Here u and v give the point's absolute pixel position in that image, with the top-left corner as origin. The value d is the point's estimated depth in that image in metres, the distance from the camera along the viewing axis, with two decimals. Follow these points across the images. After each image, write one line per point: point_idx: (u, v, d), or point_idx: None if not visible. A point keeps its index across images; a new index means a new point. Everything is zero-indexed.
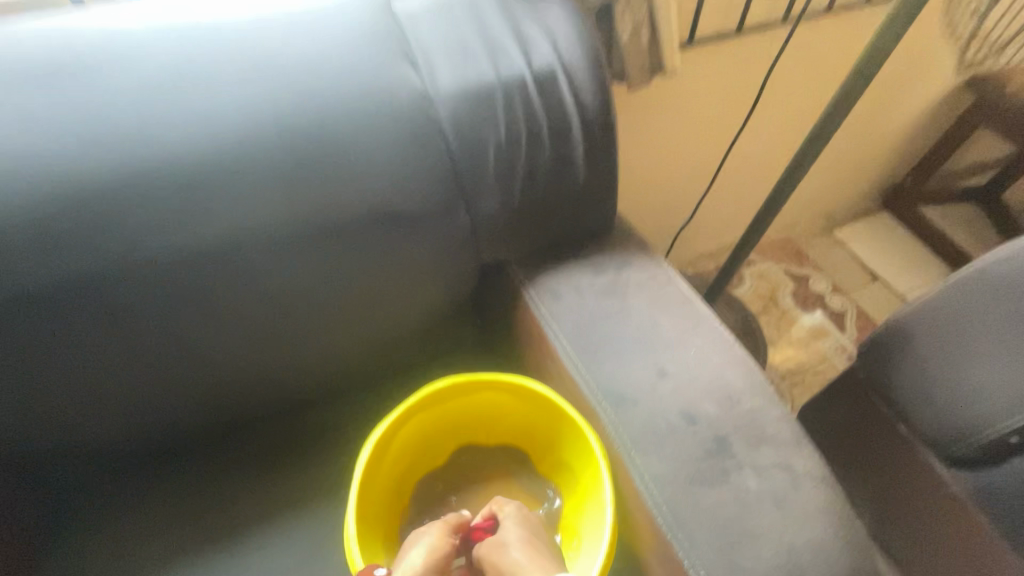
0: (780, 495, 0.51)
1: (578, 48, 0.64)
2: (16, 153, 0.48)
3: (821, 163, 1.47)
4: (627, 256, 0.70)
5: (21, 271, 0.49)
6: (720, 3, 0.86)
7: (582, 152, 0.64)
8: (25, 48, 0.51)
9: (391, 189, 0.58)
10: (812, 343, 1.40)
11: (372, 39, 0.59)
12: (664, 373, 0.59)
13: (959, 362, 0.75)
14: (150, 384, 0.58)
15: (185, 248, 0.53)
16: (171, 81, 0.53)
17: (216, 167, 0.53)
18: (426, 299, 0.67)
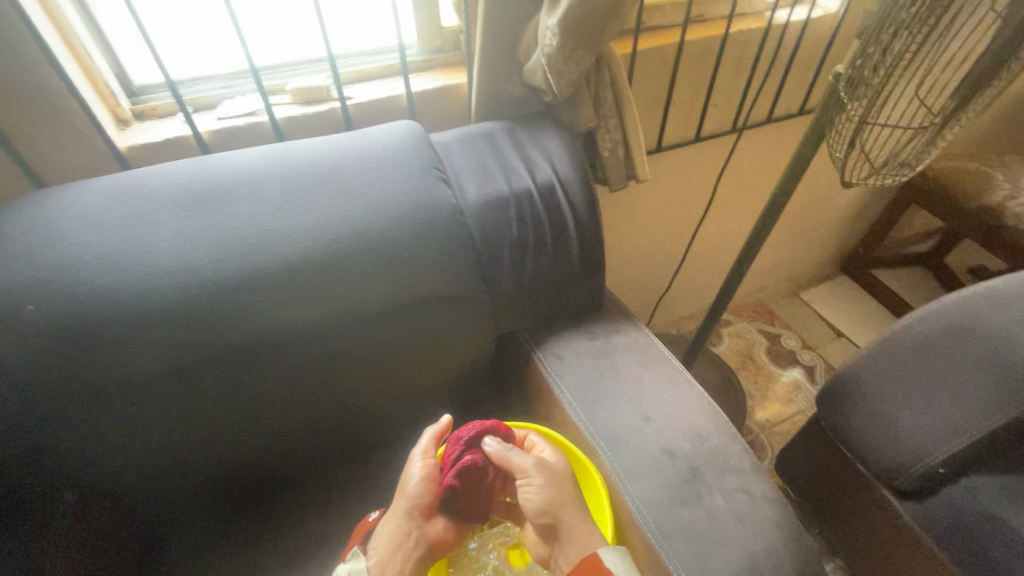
0: (742, 512, 0.66)
1: (572, 167, 0.83)
2: (165, 259, 0.63)
3: (781, 236, 1.69)
4: (615, 324, 0.87)
5: (154, 348, 0.63)
6: (679, 121, 1.09)
7: (576, 244, 0.82)
8: (171, 180, 0.67)
9: (431, 278, 0.75)
10: (787, 395, 1.55)
11: (417, 163, 0.77)
12: (647, 418, 0.74)
13: (888, 404, 0.91)
14: (243, 430, 0.73)
15: (278, 326, 0.69)
16: (278, 202, 0.69)
17: (289, 269, 0.67)
18: (453, 359, 0.85)
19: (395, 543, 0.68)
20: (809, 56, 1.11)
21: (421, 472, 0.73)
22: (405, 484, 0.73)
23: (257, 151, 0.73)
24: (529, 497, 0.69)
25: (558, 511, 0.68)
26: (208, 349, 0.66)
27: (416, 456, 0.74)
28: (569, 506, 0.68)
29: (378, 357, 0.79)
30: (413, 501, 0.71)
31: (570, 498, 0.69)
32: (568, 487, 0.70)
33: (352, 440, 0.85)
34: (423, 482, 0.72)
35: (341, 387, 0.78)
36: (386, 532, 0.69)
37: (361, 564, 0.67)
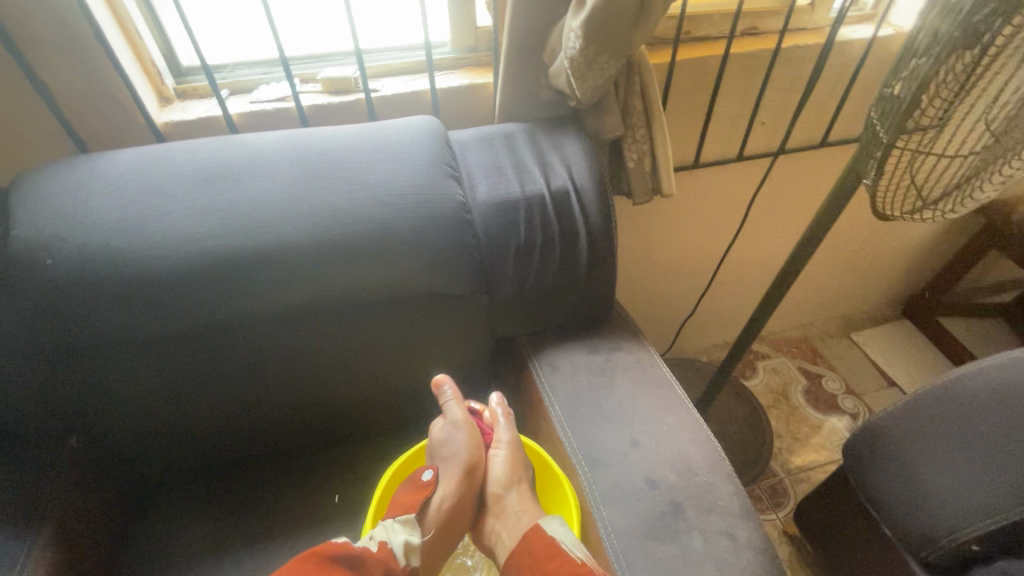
0: (721, 557, 0.62)
1: (589, 174, 0.80)
2: (172, 228, 0.66)
3: (833, 270, 1.57)
4: (619, 341, 0.84)
5: (155, 313, 0.66)
6: (718, 137, 1.04)
7: (585, 254, 0.79)
8: (193, 155, 0.71)
9: (428, 271, 0.74)
10: (820, 441, 1.43)
11: (430, 159, 0.77)
12: (635, 443, 0.70)
13: (920, 465, 0.82)
14: (234, 399, 0.76)
15: (274, 303, 0.70)
16: (288, 184, 0.71)
17: (288, 249, 0.68)
18: (449, 356, 0.84)
19: (446, 517, 0.74)
20: (874, 77, 1.02)
21: (463, 443, 0.77)
22: (446, 455, 0.78)
23: (278, 135, 0.75)
24: (496, 467, 0.77)
25: (513, 484, 0.76)
26: (210, 320, 0.69)
27: (449, 422, 0.78)
28: (523, 476, 0.77)
29: (373, 345, 0.79)
30: (462, 471, 0.76)
31: (523, 473, 0.78)
32: (521, 467, 0.78)
33: (343, 425, 0.85)
34: (468, 453, 0.77)
35: (335, 371, 0.79)
36: (441, 507, 0.74)
37: (416, 535, 0.68)
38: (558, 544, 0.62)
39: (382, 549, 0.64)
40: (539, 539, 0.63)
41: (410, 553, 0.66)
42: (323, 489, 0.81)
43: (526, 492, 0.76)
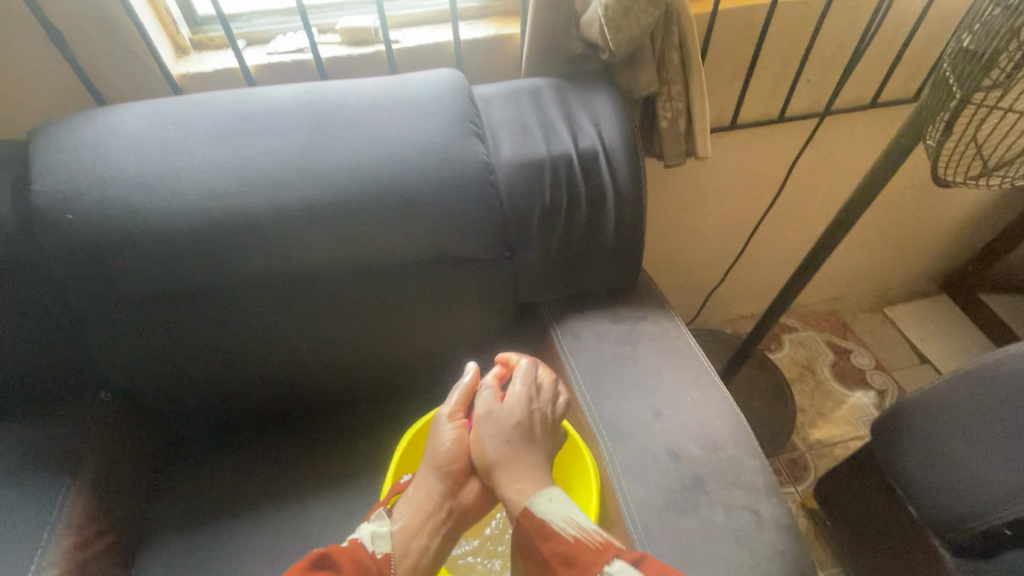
0: (743, 532, 0.61)
1: (620, 133, 0.76)
2: (190, 186, 0.64)
3: (871, 241, 1.50)
4: (644, 310, 0.81)
5: (176, 271, 0.66)
6: (759, 96, 0.98)
7: (613, 220, 0.76)
8: (210, 109, 0.69)
9: (449, 232, 0.72)
10: (845, 416, 1.40)
11: (454, 116, 0.73)
12: (658, 415, 0.69)
13: (954, 446, 0.79)
14: (255, 358, 0.76)
15: (294, 264, 0.69)
16: (306, 141, 0.68)
17: (306, 208, 0.67)
18: (469, 321, 0.83)
19: (422, 506, 0.67)
20: (936, 30, 0.94)
21: (449, 435, 0.70)
22: (434, 441, 0.71)
23: (296, 88, 0.73)
24: (477, 447, 0.68)
25: (501, 465, 0.66)
26: (232, 279, 0.68)
27: (448, 414, 0.72)
28: (512, 458, 0.66)
29: (393, 310, 0.78)
30: (444, 458, 0.69)
31: (518, 451, 0.67)
32: (518, 446, 0.67)
33: (363, 387, 0.85)
34: (453, 444, 0.70)
35: (354, 334, 0.78)
36: (415, 496, 0.68)
37: (385, 526, 0.65)
38: (548, 525, 0.58)
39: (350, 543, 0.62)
40: (529, 525, 0.59)
41: (380, 543, 0.63)
42: (343, 448, 0.82)
43: (519, 471, 0.65)
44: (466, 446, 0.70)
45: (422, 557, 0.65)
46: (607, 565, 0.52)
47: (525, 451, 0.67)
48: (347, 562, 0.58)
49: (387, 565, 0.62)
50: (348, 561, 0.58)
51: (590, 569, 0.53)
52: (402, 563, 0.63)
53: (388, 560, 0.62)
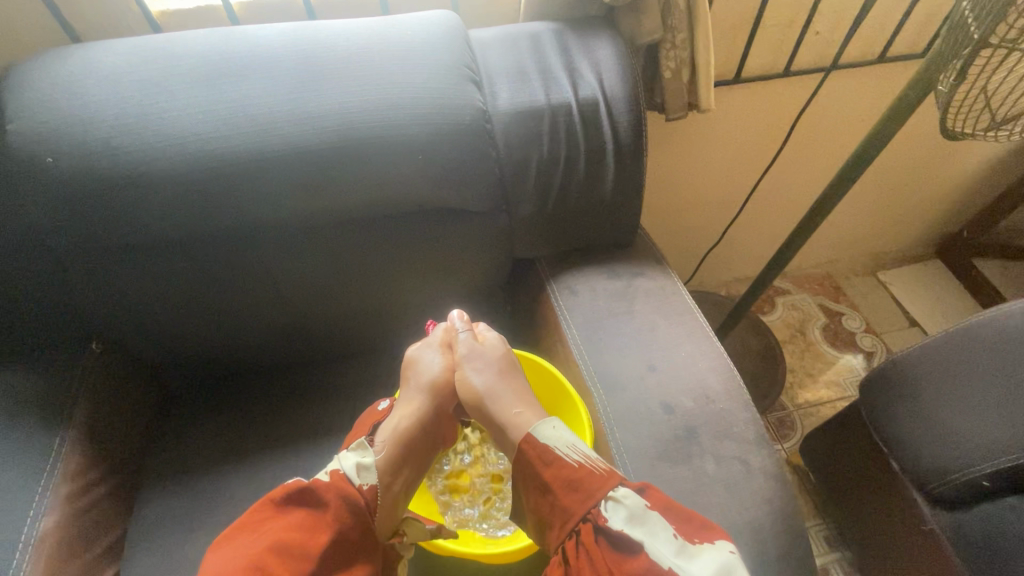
0: (733, 481, 0.62)
1: (621, 82, 0.73)
2: (176, 129, 0.62)
3: (869, 204, 1.49)
4: (641, 267, 0.80)
5: (165, 219, 0.64)
6: (765, 48, 0.95)
7: (612, 173, 0.74)
8: (192, 49, 0.65)
9: (442, 184, 0.70)
10: (833, 377, 1.42)
11: (450, 61, 0.70)
12: (653, 368, 0.69)
13: (939, 403, 0.81)
14: (248, 310, 0.75)
15: (284, 214, 0.67)
16: (295, 85, 0.65)
17: (296, 155, 0.64)
18: (464, 277, 0.82)
19: (405, 435, 0.70)
20: None
21: (435, 366, 0.75)
22: (416, 379, 0.74)
23: (282, 27, 0.69)
24: (465, 382, 0.73)
25: (490, 396, 0.71)
26: (218, 228, 0.67)
27: (431, 356, 0.76)
28: (500, 386, 0.71)
29: (386, 264, 0.76)
30: (428, 392, 0.73)
31: (505, 380, 0.72)
32: (505, 377, 0.72)
33: (357, 342, 0.85)
34: (438, 376, 0.74)
35: (347, 288, 0.77)
36: (399, 426, 0.70)
37: (368, 457, 0.66)
38: (553, 452, 0.62)
39: (333, 476, 0.62)
40: (532, 450, 0.63)
41: (364, 475, 0.64)
42: (337, 401, 0.82)
43: (513, 395, 0.70)
44: (450, 378, 0.75)
45: (399, 489, 0.68)
46: (610, 491, 0.56)
47: (511, 381, 0.72)
48: (336, 498, 0.59)
49: (373, 496, 0.63)
50: (336, 496, 0.59)
51: (593, 494, 0.57)
52: (384, 493, 0.66)
53: (374, 491, 0.63)
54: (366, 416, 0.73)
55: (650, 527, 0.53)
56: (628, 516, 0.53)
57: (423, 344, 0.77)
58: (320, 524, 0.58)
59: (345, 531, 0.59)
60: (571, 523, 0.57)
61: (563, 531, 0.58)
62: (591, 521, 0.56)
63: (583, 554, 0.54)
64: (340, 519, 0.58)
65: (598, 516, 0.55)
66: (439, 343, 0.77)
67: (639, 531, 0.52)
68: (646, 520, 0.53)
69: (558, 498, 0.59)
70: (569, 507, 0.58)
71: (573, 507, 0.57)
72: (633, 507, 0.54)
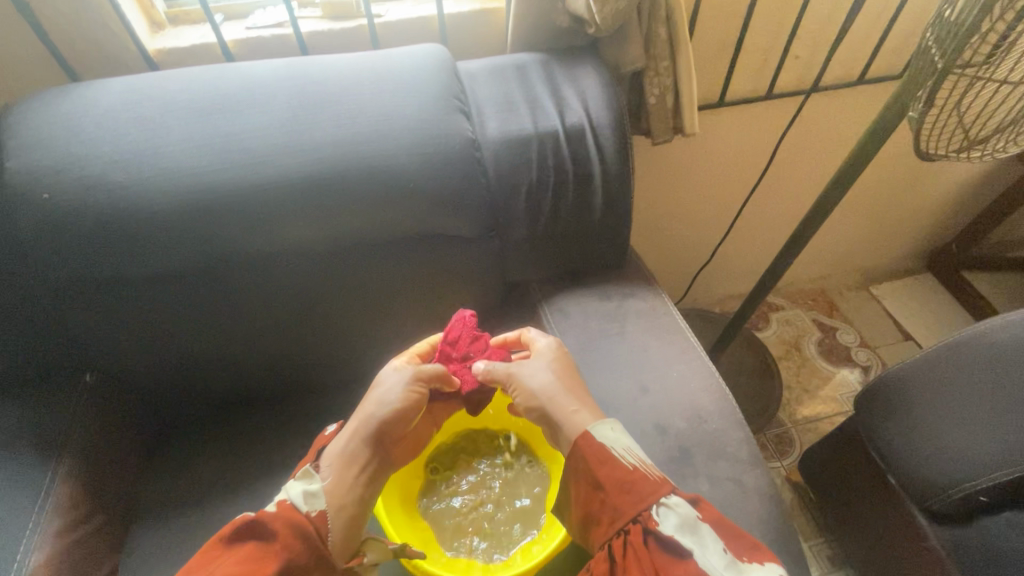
0: (727, 502, 0.62)
1: (606, 109, 0.75)
2: (171, 164, 0.63)
3: (857, 220, 1.51)
4: (632, 288, 0.81)
5: (161, 253, 0.65)
6: (747, 73, 0.98)
7: (600, 197, 0.76)
8: (188, 86, 0.67)
9: (433, 210, 0.71)
10: (829, 392, 1.42)
11: (439, 93, 0.72)
12: (645, 389, 0.70)
13: (932, 418, 0.81)
14: (243, 339, 0.76)
15: (279, 244, 0.69)
16: (288, 119, 0.67)
17: (290, 187, 0.66)
18: (457, 302, 0.83)
19: (354, 458, 0.64)
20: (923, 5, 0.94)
21: (397, 384, 0.67)
22: (372, 395, 0.68)
23: (275, 63, 0.71)
24: (523, 388, 0.65)
25: (549, 399, 0.63)
26: (212, 258, 0.67)
27: (387, 370, 0.70)
28: (561, 391, 0.64)
29: (380, 290, 0.77)
30: (383, 413, 0.65)
31: (568, 385, 0.65)
32: (562, 377, 0.65)
33: (351, 368, 0.85)
34: (399, 394, 0.66)
35: (340, 315, 0.78)
36: (347, 449, 0.64)
37: (317, 483, 0.61)
38: (608, 450, 0.58)
39: (278, 507, 0.57)
40: (590, 448, 0.58)
41: (312, 502, 0.59)
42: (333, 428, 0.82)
43: (578, 400, 0.63)
44: (413, 396, 0.67)
45: (360, 513, 0.61)
46: (663, 498, 0.54)
47: (576, 387, 0.65)
48: (283, 527, 0.55)
49: (324, 521, 0.58)
50: (282, 526, 0.55)
51: (646, 498, 0.54)
52: (336, 519, 0.59)
53: (324, 517, 0.58)
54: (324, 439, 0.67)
55: (702, 537, 0.51)
56: (680, 523, 0.52)
57: (391, 359, 0.71)
58: (268, 553, 0.53)
59: (296, 559, 0.54)
60: (620, 522, 0.54)
61: (611, 529, 0.54)
62: (641, 523, 0.53)
63: (630, 553, 0.51)
64: (287, 547, 0.54)
65: (649, 519, 0.53)
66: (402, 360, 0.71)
67: (690, 539, 0.50)
68: (698, 530, 0.51)
69: (610, 497, 0.55)
70: (621, 507, 0.54)
71: (623, 506, 0.54)
72: (684, 515, 0.52)
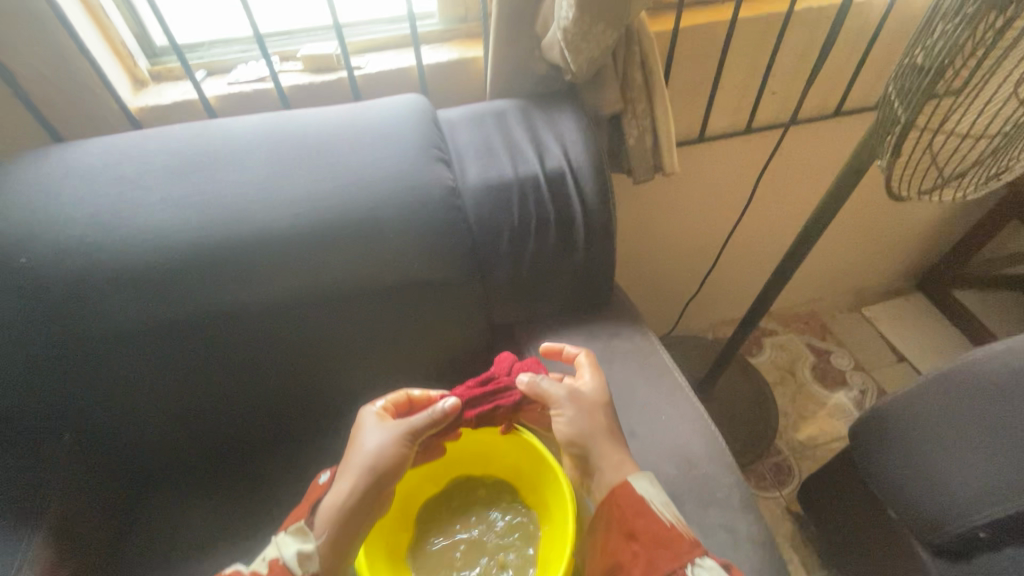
0: (720, 552, 0.61)
1: (586, 152, 0.76)
2: (150, 223, 0.63)
3: (844, 243, 1.52)
4: (619, 327, 0.81)
5: (140, 312, 0.65)
6: (725, 108, 0.99)
7: (582, 239, 0.76)
8: (169, 145, 0.68)
9: (415, 257, 0.71)
10: (826, 417, 1.41)
11: (419, 142, 0.73)
12: (633, 434, 0.69)
13: (927, 450, 0.80)
14: (226, 393, 0.75)
15: (260, 298, 0.68)
16: (268, 173, 0.67)
17: (270, 241, 0.66)
18: (443, 346, 0.82)
19: (343, 518, 0.62)
20: (893, 40, 0.96)
21: (384, 438, 0.65)
22: (355, 446, 0.65)
23: (256, 118, 0.72)
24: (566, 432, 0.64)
25: (591, 444, 0.63)
26: (192, 315, 0.67)
27: (366, 419, 0.67)
28: (602, 434, 0.63)
29: (364, 337, 0.77)
30: (370, 471, 0.63)
31: (608, 427, 0.64)
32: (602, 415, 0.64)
33: (337, 415, 0.84)
34: (385, 450, 0.64)
35: (324, 364, 0.77)
36: (336, 508, 0.63)
37: (310, 543, 0.61)
38: (646, 503, 0.58)
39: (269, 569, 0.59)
40: (631, 496, 0.58)
41: (306, 564, 0.60)
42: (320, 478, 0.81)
43: (616, 444, 0.63)
44: (400, 450, 0.65)
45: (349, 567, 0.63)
46: (697, 558, 0.54)
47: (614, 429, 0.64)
48: None
49: None
50: None
51: (679, 558, 0.54)
52: None
53: None
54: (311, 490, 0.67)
55: None
56: None
57: (366, 405, 0.68)
58: None
59: None
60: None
61: None
62: None
63: None
64: None
65: None
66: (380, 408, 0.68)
67: None
68: None
69: (645, 552, 0.55)
70: (653, 560, 0.54)
71: (658, 562, 0.54)
72: None
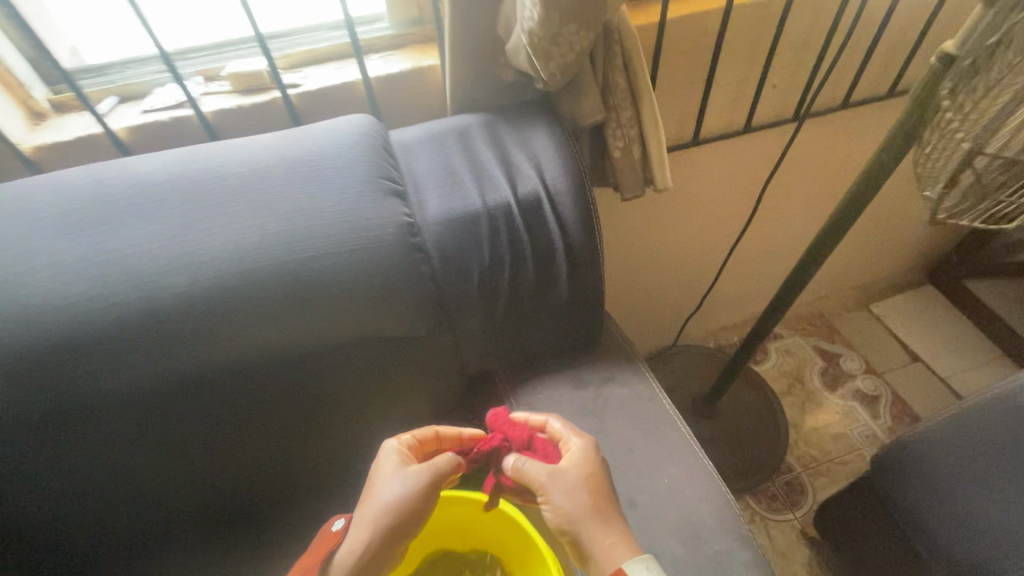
0: None
1: (563, 172, 0.65)
2: (43, 294, 0.53)
3: (850, 239, 1.42)
4: (611, 371, 0.71)
5: (34, 399, 0.54)
6: (722, 108, 0.89)
7: (565, 274, 0.66)
8: (65, 195, 0.57)
9: (369, 311, 0.61)
10: (839, 428, 1.32)
11: (368, 173, 0.62)
12: (632, 504, 0.61)
13: (963, 490, 0.70)
14: (158, 478, 0.65)
15: (187, 372, 0.58)
16: (185, 224, 0.57)
17: (190, 306, 0.55)
18: (412, 401, 0.73)
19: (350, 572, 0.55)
20: (908, 22, 0.85)
21: (402, 485, 0.56)
22: (371, 485, 0.58)
23: (173, 155, 0.61)
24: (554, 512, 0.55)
25: (580, 523, 0.54)
26: (105, 397, 0.57)
27: (386, 460, 0.59)
28: (595, 513, 0.54)
29: (320, 399, 0.67)
30: (385, 522, 0.56)
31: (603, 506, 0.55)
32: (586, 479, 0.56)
33: (295, 486, 0.74)
34: (403, 498, 0.56)
35: (275, 433, 0.68)
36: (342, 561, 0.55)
37: None
38: None
39: None
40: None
41: None
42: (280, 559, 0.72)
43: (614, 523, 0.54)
44: (419, 501, 0.57)
45: None
46: None
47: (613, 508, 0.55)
48: None
49: None
50: None
51: None
52: None
53: None
54: (326, 535, 0.59)
55: None
56: None
57: (390, 437, 0.61)
58: None
59: None
60: None
61: None
62: None
63: None
64: None
65: None
66: (401, 444, 0.61)
67: None
68: None
69: None
70: None
71: None
72: None
